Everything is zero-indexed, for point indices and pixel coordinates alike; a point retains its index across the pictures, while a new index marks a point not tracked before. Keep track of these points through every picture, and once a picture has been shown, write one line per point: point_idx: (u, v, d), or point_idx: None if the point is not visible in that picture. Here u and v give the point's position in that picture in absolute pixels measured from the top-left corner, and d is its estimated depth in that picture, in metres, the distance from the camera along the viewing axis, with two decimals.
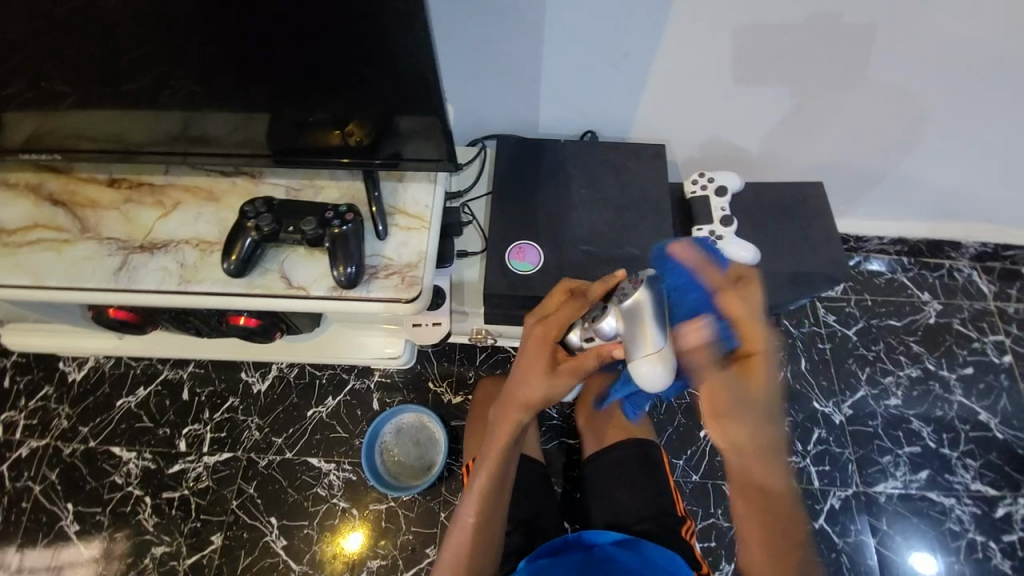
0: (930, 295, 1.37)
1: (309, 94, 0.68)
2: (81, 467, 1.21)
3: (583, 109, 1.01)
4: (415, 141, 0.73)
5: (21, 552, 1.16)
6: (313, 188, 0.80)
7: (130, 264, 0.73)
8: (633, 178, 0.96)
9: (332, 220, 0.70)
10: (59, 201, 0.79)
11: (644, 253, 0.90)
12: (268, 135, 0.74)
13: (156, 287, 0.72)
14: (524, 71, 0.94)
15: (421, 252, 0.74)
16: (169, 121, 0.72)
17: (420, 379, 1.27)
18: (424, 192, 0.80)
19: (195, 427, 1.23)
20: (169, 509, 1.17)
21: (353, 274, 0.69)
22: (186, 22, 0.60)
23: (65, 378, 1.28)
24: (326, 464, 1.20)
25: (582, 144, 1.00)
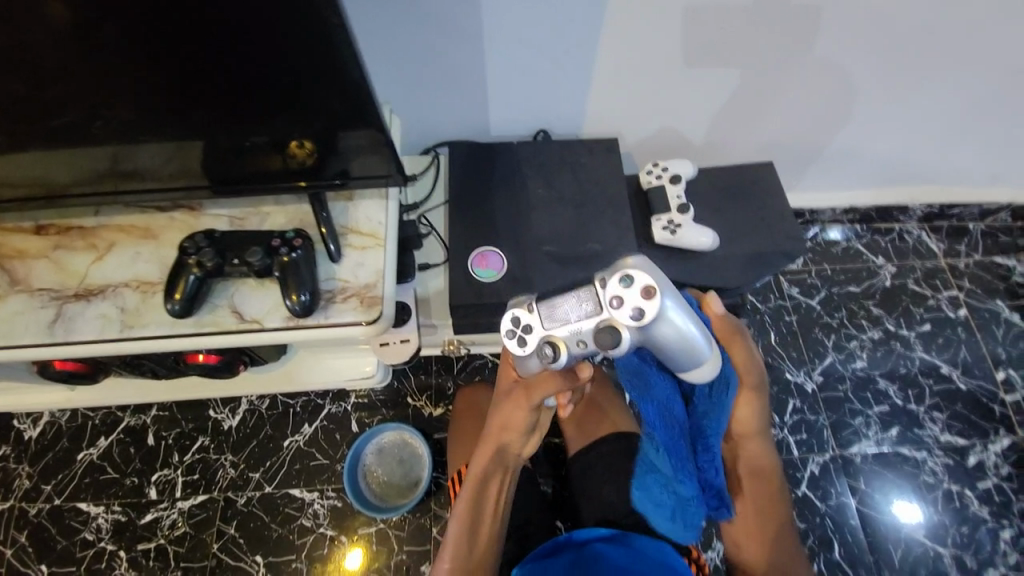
0: (884, 259, 1.42)
1: (242, 119, 0.65)
2: (47, 528, 1.14)
3: (534, 109, 1.00)
4: (361, 158, 0.71)
5: None
6: (259, 215, 0.77)
7: (66, 315, 0.69)
8: (589, 173, 0.96)
9: (279, 247, 0.67)
10: None
11: (606, 247, 0.90)
12: (203, 164, 0.71)
13: (97, 336, 0.67)
14: (470, 74, 0.92)
15: (378, 270, 0.72)
16: (94, 158, 0.68)
17: (398, 395, 1.24)
18: (377, 209, 0.78)
19: (166, 472, 1.17)
20: (147, 561, 1.11)
21: (307, 302, 0.66)
22: (98, 52, 0.56)
23: (18, 436, 1.20)
24: (309, 494, 1.16)
25: (536, 144, 0.99)
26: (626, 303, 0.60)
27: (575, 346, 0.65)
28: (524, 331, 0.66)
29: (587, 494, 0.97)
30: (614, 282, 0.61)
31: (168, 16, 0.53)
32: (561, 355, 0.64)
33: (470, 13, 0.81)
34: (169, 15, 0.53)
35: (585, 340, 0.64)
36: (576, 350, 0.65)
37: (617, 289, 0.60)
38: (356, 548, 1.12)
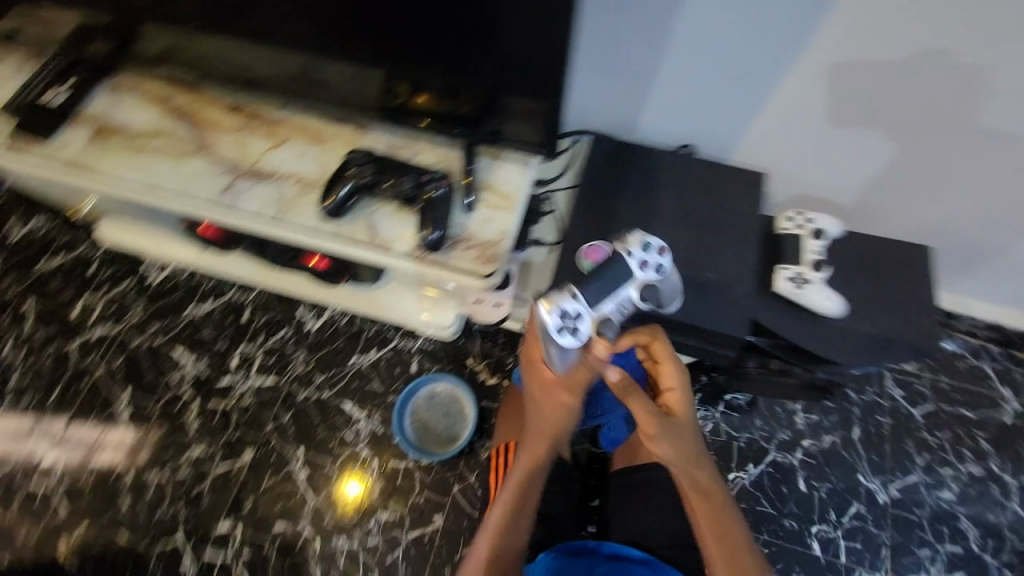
0: (1013, 393, 1.25)
1: (433, 57, 0.70)
2: (144, 360, 1.32)
3: (688, 123, 0.98)
4: (516, 122, 0.75)
5: (74, 424, 1.26)
6: (412, 148, 0.81)
7: (236, 187, 0.78)
8: (725, 201, 0.93)
9: (426, 183, 0.72)
10: (183, 114, 0.83)
11: (722, 279, 0.86)
12: (385, 90, 0.76)
13: (255, 212, 0.76)
14: (641, 71, 0.90)
15: (503, 231, 0.74)
16: (299, 59, 0.76)
17: (461, 353, 1.29)
18: (516, 173, 0.80)
19: (248, 348, 1.31)
20: (212, 418, 1.25)
21: (435, 241, 0.71)
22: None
23: (144, 277, 1.38)
24: (359, 412, 1.25)
25: (681, 157, 0.97)
26: (647, 266, 0.75)
27: (617, 311, 0.75)
28: (576, 321, 0.71)
29: (622, 515, 0.96)
30: (637, 250, 0.75)
31: None
32: (613, 321, 0.73)
33: (668, 11, 0.80)
34: None
35: (627, 305, 0.75)
36: (619, 316, 0.75)
37: (640, 255, 0.75)
38: (355, 480, 1.19)
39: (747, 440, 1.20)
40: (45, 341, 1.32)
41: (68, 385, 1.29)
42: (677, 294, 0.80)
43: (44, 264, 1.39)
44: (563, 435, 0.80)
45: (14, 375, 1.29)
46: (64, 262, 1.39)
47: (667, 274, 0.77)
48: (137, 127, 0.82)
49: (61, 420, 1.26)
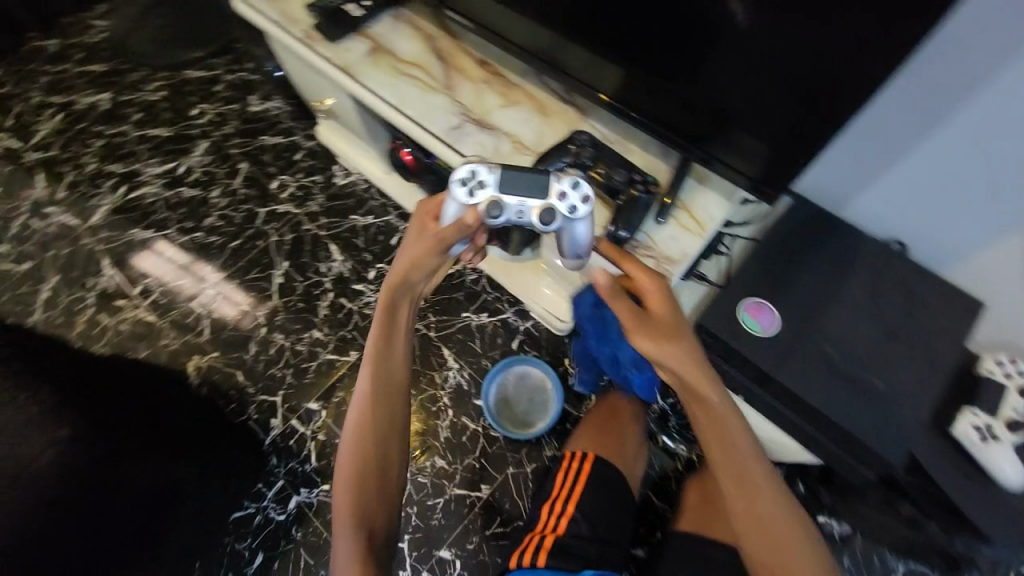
0: None
1: (689, 70, 0.72)
2: (307, 245, 1.49)
3: (913, 219, 0.89)
4: (736, 154, 0.75)
5: (237, 273, 1.46)
6: (622, 147, 0.85)
7: (461, 128, 0.87)
8: (922, 315, 0.83)
9: (636, 182, 0.74)
10: (440, 55, 0.95)
11: (887, 391, 0.79)
12: (625, 87, 0.80)
13: (470, 155, 0.84)
14: (884, 150, 0.83)
15: (686, 252, 0.74)
16: (561, 36, 0.82)
17: (561, 350, 1.30)
18: (717, 204, 0.79)
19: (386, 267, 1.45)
20: (337, 312, 1.40)
21: (621, 237, 0.73)
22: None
23: (331, 176, 1.58)
24: (453, 361, 1.32)
25: (888, 250, 0.88)
26: (563, 198, 0.66)
27: (513, 214, 0.68)
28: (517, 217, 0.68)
29: None
30: (568, 182, 0.67)
31: None
32: (499, 215, 0.68)
33: (954, 101, 0.72)
34: None
35: (523, 213, 0.67)
36: (513, 219, 0.69)
37: (565, 187, 0.67)
38: None
39: None
40: (242, 197, 1.56)
41: (245, 239, 1.51)
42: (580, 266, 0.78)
43: (263, 138, 1.65)
44: (417, 284, 0.80)
45: (212, 216, 1.54)
46: (277, 142, 1.64)
47: (576, 221, 0.68)
48: (403, 54, 0.95)
49: (229, 265, 1.48)
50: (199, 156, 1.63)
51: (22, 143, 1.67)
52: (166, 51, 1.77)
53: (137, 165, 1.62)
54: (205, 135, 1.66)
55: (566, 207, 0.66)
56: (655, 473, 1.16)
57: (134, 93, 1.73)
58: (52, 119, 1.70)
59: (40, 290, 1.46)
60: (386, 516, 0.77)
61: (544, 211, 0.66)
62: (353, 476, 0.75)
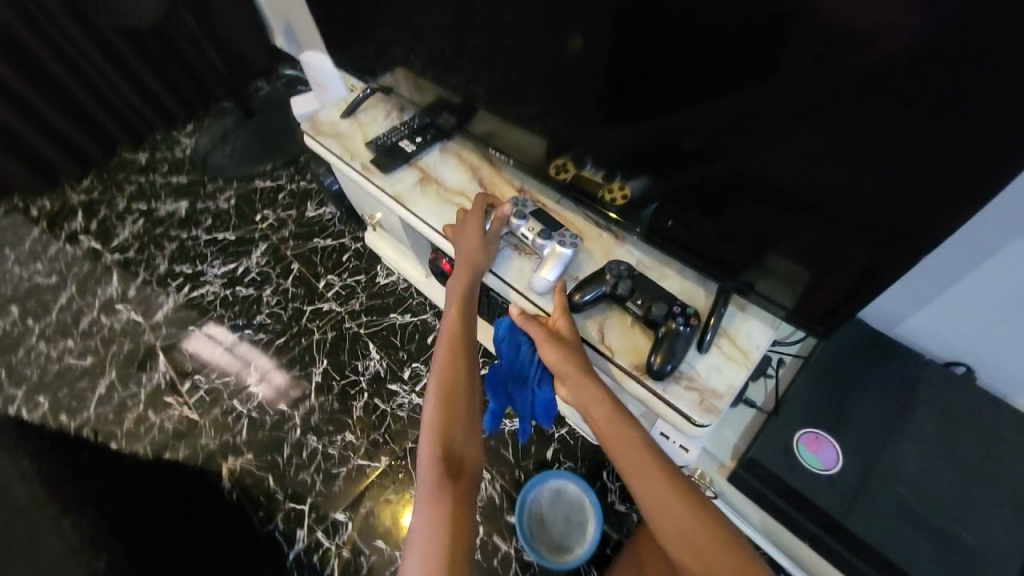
0: None
1: (718, 207, 0.75)
2: (346, 342, 1.54)
3: (975, 343, 0.84)
4: (773, 281, 0.75)
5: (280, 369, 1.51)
6: (659, 271, 0.88)
7: (500, 253, 0.91)
8: (1006, 453, 0.75)
9: (677, 315, 0.73)
10: (483, 185, 1.04)
11: (982, 549, 0.69)
12: (656, 219, 0.84)
13: (507, 279, 0.88)
14: (930, 278, 0.82)
15: (731, 386, 0.72)
16: (593, 171, 0.88)
17: (599, 461, 1.25)
18: (760, 333, 0.79)
19: (421, 367, 1.47)
20: (371, 413, 1.40)
21: (664, 370, 0.71)
22: (688, 128, 0.70)
23: (374, 276, 1.67)
24: (484, 471, 1.26)
25: (954, 377, 0.82)
26: (565, 236, 0.84)
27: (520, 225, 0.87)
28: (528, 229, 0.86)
29: None
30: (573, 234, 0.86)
31: (751, 122, 0.62)
32: (518, 221, 0.87)
33: (1008, 237, 0.70)
34: (757, 121, 0.62)
35: (530, 231, 0.86)
36: (522, 230, 0.87)
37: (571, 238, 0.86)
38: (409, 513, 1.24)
39: None
40: (292, 296, 1.66)
41: (290, 336, 1.57)
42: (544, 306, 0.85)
43: (315, 241, 1.79)
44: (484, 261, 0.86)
45: (261, 314, 1.63)
46: (328, 244, 1.77)
47: (564, 255, 0.83)
48: (449, 184, 1.05)
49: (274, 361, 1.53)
50: (258, 258, 1.77)
51: (105, 246, 1.86)
52: (238, 165, 1.99)
53: (201, 266, 1.77)
54: (264, 238, 1.81)
55: (562, 239, 0.84)
56: None
57: (209, 202, 1.95)
58: (134, 225, 1.91)
59: (98, 384, 1.54)
60: (470, 449, 0.74)
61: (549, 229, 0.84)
62: (444, 393, 0.76)
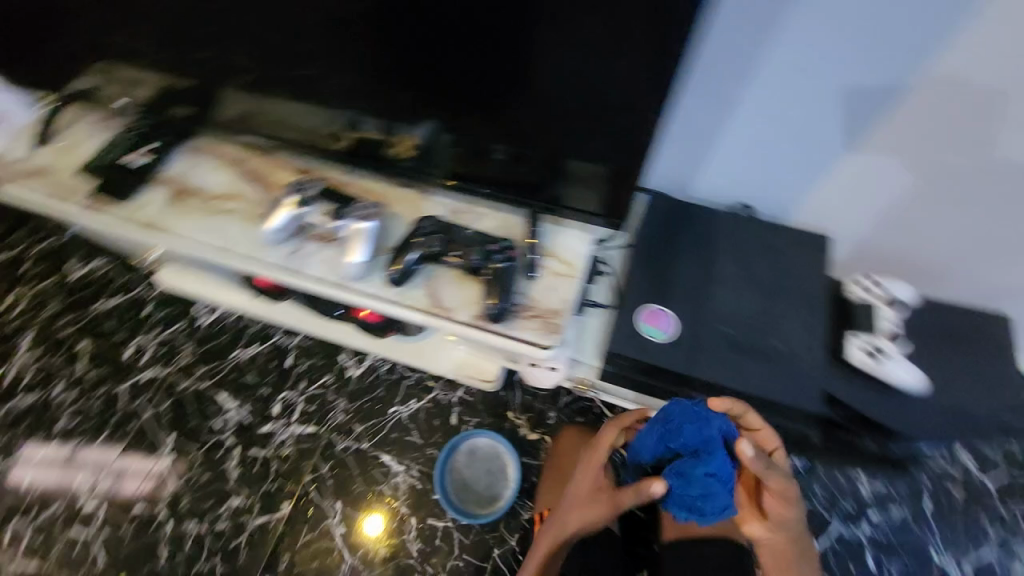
0: None
1: (503, 124, 0.72)
2: (188, 404, 1.32)
3: (745, 183, 0.97)
4: (577, 187, 0.76)
5: (125, 452, 1.26)
6: (474, 214, 0.82)
7: (302, 249, 0.78)
8: (787, 266, 0.90)
9: (494, 253, 0.72)
10: (255, 178, 0.87)
11: (789, 350, 0.84)
12: (452, 159, 0.79)
13: (319, 277, 0.75)
14: (700, 136, 0.91)
15: (565, 300, 0.74)
16: (370, 125, 0.78)
17: (501, 406, 1.26)
18: (575, 241, 0.81)
19: (290, 395, 1.31)
20: (252, 465, 1.24)
21: (502, 309, 0.71)
22: (445, 45, 0.65)
23: (194, 319, 1.41)
24: (397, 464, 1.22)
25: (740, 218, 0.94)
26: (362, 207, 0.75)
27: (309, 211, 0.76)
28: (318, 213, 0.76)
29: None
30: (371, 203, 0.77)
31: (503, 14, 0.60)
32: (305, 207, 0.76)
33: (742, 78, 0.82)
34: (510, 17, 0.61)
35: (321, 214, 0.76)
36: (312, 215, 0.76)
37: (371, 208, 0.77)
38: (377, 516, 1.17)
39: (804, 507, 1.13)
40: (96, 380, 1.34)
41: (115, 425, 1.29)
42: (361, 281, 0.74)
43: (98, 305, 1.43)
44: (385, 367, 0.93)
45: (64, 416, 1.30)
46: (118, 303, 1.43)
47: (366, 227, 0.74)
48: (214, 189, 0.86)
49: (110, 451, 1.27)
50: (26, 353, 1.37)
51: None
52: None
53: None
54: (24, 327, 1.40)
55: (359, 211, 0.75)
56: None
57: None
58: None
59: None
60: None
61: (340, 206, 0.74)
62: None
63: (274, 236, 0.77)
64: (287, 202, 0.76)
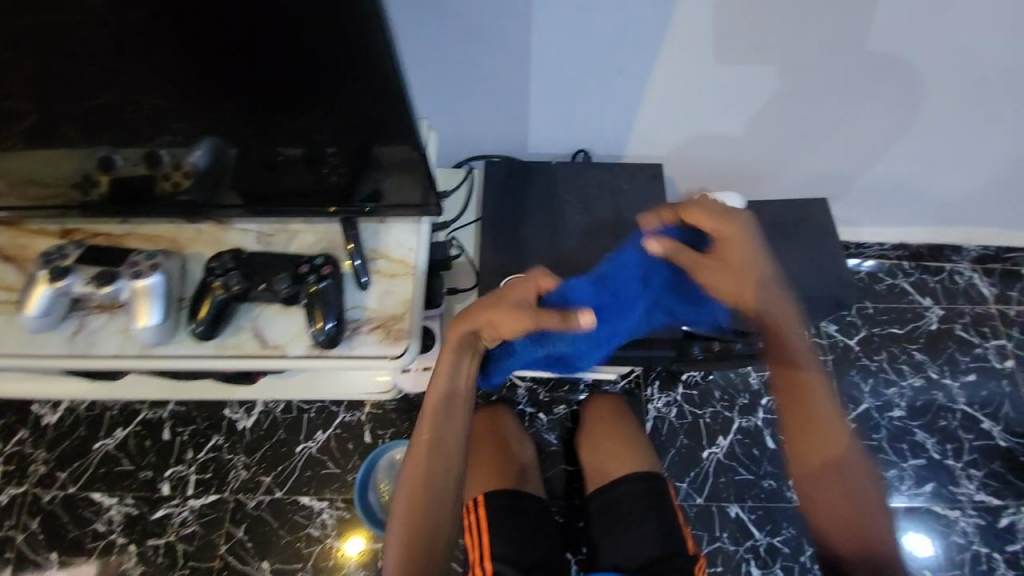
0: (932, 300, 1.36)
1: (267, 129, 0.60)
2: (62, 515, 1.15)
3: (575, 128, 0.95)
4: (394, 174, 0.67)
5: None
6: (286, 233, 0.75)
7: (88, 326, 0.66)
8: (628, 202, 0.92)
9: (307, 274, 0.64)
10: (7, 257, 0.71)
11: None
12: (238, 179, 0.68)
13: (117, 352, 0.65)
14: (513, 93, 0.88)
15: (406, 301, 0.68)
16: (122, 162, 0.65)
17: (413, 408, 1.22)
18: (409, 233, 0.74)
19: (179, 469, 1.17)
20: (157, 556, 1.11)
21: (333, 332, 0.64)
22: (142, 58, 0.51)
23: (39, 421, 1.21)
24: (318, 502, 1.15)
25: (578, 164, 0.93)
26: (129, 261, 0.63)
27: (64, 285, 0.62)
28: (78, 283, 0.62)
29: (609, 535, 0.93)
30: (141, 252, 0.64)
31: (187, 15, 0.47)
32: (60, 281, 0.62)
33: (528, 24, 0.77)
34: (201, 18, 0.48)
35: (81, 283, 0.62)
36: (72, 288, 0.63)
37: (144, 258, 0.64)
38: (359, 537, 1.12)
39: (711, 415, 1.22)
40: None
41: None
42: (167, 342, 0.65)
43: None
44: None
45: None
46: None
47: (142, 284, 0.62)
48: None
49: None
50: None
51: None
52: None
53: None
54: None
55: (127, 268, 0.62)
56: (562, 445, 1.19)
57: None
58: None
59: None
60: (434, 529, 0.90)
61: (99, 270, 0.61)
62: None
63: (37, 322, 0.64)
64: (38, 280, 0.63)
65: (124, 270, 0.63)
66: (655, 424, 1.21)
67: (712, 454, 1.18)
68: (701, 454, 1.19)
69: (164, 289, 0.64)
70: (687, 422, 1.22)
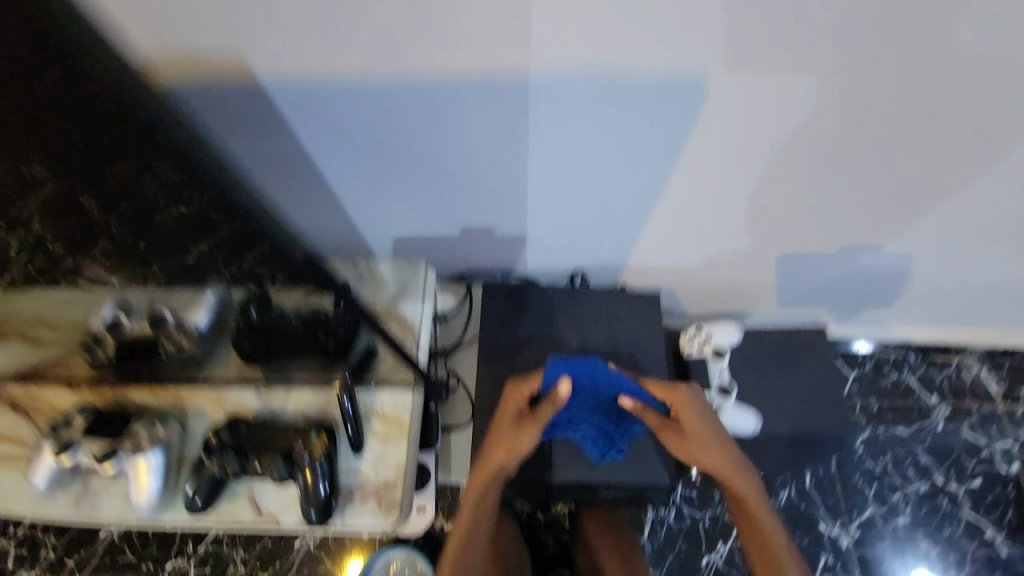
0: (938, 397, 1.33)
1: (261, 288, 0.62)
2: None
3: (571, 252, 0.98)
4: None
5: None
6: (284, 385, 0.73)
7: (93, 488, 0.68)
8: (623, 329, 0.94)
9: (301, 451, 0.66)
10: (21, 406, 0.73)
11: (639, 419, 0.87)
12: (240, 340, 0.70)
13: (119, 517, 0.67)
14: (512, 222, 0.92)
15: (399, 468, 0.70)
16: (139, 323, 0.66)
17: None
18: (403, 390, 0.75)
19: (179, 562, 1.19)
20: None
21: (323, 509, 0.66)
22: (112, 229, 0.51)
23: None
24: None
25: (572, 293, 0.97)
26: (134, 437, 0.66)
27: (75, 456, 0.66)
28: (86, 455, 0.66)
29: None
30: (147, 424, 0.67)
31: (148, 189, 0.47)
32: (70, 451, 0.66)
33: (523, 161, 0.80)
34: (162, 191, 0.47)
35: (88, 456, 0.66)
36: (81, 458, 0.66)
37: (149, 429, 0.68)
38: None
39: (711, 518, 1.20)
40: None
41: None
42: (163, 510, 0.68)
43: None
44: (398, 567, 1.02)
45: None
46: None
47: (144, 460, 0.65)
48: None
49: None
50: None
51: None
52: None
53: None
54: None
55: (131, 444, 0.66)
56: (558, 548, 1.18)
57: None
58: None
59: None
60: None
61: (105, 447, 0.65)
62: None
63: (48, 491, 0.68)
64: (53, 447, 0.67)
65: (128, 444, 0.66)
66: (653, 527, 1.20)
67: (710, 561, 1.17)
68: (699, 561, 1.18)
69: (163, 462, 0.67)
70: (686, 526, 1.20)
